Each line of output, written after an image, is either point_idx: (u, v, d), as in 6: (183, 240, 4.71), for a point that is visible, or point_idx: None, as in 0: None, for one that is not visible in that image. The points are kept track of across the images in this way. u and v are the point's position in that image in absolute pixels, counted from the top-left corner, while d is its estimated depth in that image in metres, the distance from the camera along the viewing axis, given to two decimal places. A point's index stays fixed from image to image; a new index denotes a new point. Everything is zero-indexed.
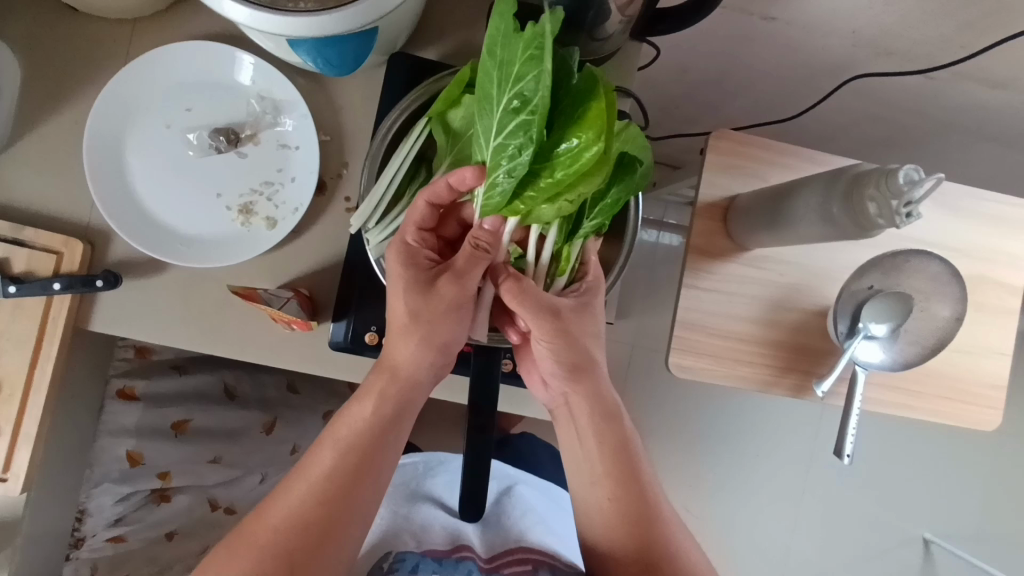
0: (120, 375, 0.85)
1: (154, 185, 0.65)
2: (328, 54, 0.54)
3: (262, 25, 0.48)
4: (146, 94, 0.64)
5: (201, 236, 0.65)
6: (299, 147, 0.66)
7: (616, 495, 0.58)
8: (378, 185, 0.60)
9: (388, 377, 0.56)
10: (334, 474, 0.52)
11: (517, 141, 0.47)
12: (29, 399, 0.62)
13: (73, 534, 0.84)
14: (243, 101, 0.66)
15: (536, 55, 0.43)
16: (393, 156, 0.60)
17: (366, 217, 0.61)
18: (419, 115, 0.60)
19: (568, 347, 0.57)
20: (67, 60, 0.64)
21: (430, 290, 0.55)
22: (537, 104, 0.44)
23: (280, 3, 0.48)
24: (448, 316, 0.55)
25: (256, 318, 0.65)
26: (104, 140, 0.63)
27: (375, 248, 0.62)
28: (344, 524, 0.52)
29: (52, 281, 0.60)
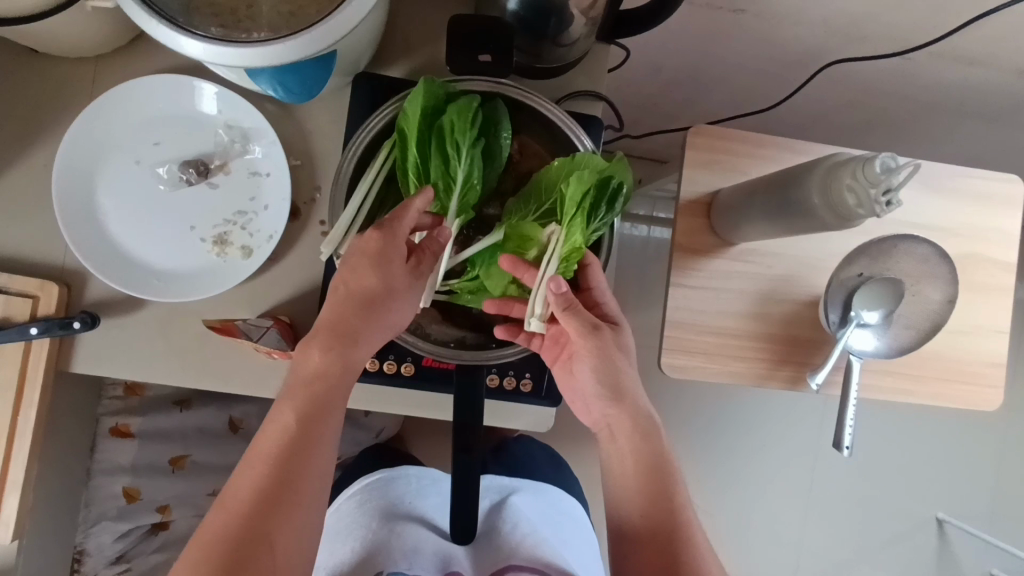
0: (112, 414, 0.84)
1: (127, 222, 0.64)
2: (289, 82, 0.53)
3: (218, 58, 0.48)
4: (115, 132, 0.64)
5: (177, 271, 0.65)
6: (270, 174, 0.66)
7: (652, 510, 0.57)
8: (350, 208, 0.58)
9: (345, 345, 0.53)
10: (293, 447, 0.49)
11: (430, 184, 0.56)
12: (15, 447, 0.61)
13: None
14: (212, 131, 0.65)
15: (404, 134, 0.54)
16: (363, 179, 0.59)
17: (337, 242, 0.58)
18: (385, 136, 0.59)
19: (606, 366, 0.58)
20: (32, 102, 0.64)
21: (396, 274, 0.53)
22: (412, 166, 0.55)
23: (235, 36, 0.48)
24: (403, 296, 0.55)
25: (239, 350, 0.65)
26: (75, 179, 0.63)
27: None
28: (310, 493, 0.49)
29: (29, 325, 0.59)
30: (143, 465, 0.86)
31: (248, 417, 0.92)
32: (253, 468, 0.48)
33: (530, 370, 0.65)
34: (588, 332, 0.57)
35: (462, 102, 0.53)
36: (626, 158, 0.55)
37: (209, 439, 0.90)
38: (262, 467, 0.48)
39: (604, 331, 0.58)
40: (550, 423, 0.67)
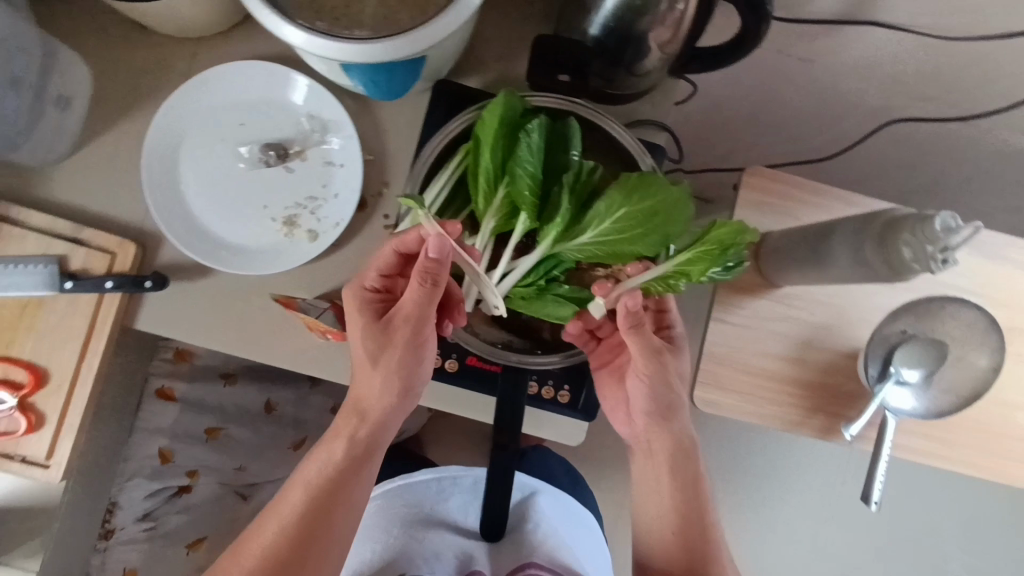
0: (162, 375, 0.88)
1: (205, 194, 0.68)
2: (378, 81, 0.57)
3: (317, 49, 0.51)
4: (206, 109, 0.68)
5: (245, 245, 0.68)
6: (343, 165, 0.69)
7: (682, 534, 0.60)
8: (422, 205, 0.60)
9: (356, 420, 0.59)
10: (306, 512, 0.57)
11: (498, 192, 0.58)
12: (75, 392, 0.65)
13: (104, 525, 0.87)
14: (294, 119, 0.69)
15: (481, 142, 0.57)
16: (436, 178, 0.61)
17: (405, 235, 0.61)
18: (461, 140, 0.62)
19: (662, 388, 0.60)
20: (134, 74, 0.69)
21: (384, 333, 0.57)
22: (483, 174, 0.57)
23: (334, 31, 0.52)
24: (406, 360, 0.58)
25: (292, 329, 0.68)
26: (164, 149, 0.67)
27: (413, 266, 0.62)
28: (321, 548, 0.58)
29: (105, 279, 0.64)
30: (181, 430, 0.89)
31: (283, 400, 0.95)
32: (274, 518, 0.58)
33: (569, 381, 0.67)
34: (651, 352, 0.58)
35: (535, 126, 0.55)
36: (689, 190, 0.53)
37: (243, 413, 0.93)
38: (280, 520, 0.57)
39: (665, 355, 0.59)
40: (580, 437, 0.69)
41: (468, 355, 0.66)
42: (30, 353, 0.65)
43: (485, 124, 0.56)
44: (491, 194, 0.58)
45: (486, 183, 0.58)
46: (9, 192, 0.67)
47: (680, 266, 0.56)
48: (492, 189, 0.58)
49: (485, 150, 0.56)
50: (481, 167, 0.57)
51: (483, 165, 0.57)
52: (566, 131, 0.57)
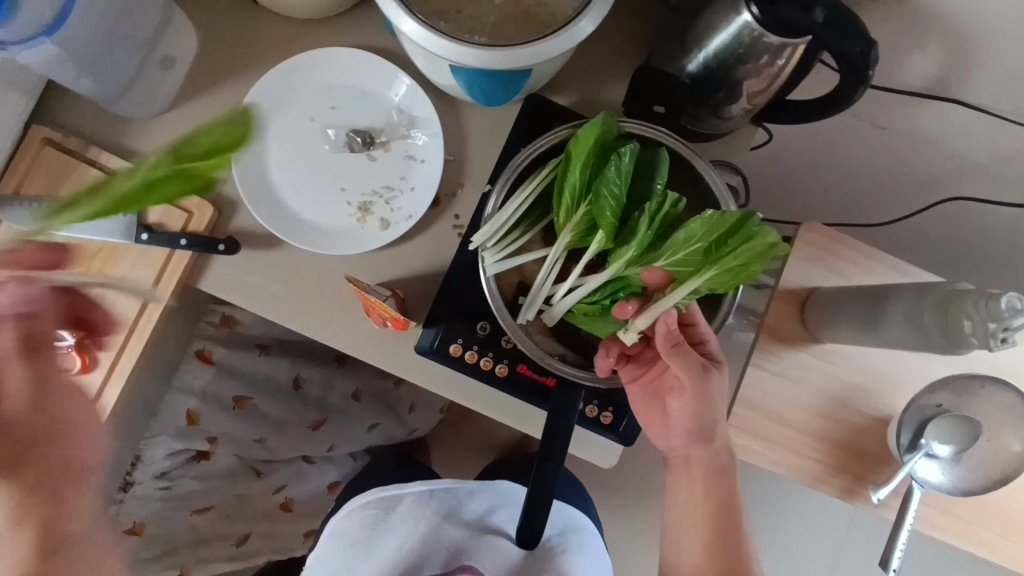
0: (206, 338, 0.88)
1: (287, 169, 0.70)
2: (480, 84, 0.58)
3: (429, 45, 0.53)
4: (302, 88, 0.70)
5: (318, 224, 0.70)
6: (424, 160, 0.71)
7: (715, 552, 0.64)
8: (507, 209, 0.62)
9: (46, 520, 0.48)
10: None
11: (579, 208, 0.59)
12: (131, 341, 0.66)
13: (124, 478, 0.87)
14: (384, 109, 0.71)
15: (573, 156, 0.58)
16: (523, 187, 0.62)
17: (487, 236, 0.62)
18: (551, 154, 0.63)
19: (705, 406, 0.61)
20: (237, 44, 0.71)
21: (30, 407, 0.48)
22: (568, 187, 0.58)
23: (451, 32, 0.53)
24: (60, 440, 0.49)
25: (350, 311, 0.69)
26: (256, 120, 0.69)
27: (489, 268, 0.62)
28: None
29: (180, 237, 0.66)
30: (213, 394, 0.89)
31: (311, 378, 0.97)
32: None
33: (612, 404, 0.67)
34: (694, 371, 0.60)
35: (627, 151, 0.56)
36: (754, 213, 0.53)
37: (272, 388, 0.94)
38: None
39: (710, 374, 0.61)
40: (613, 460, 0.69)
41: (519, 362, 0.66)
42: (94, 297, 0.66)
43: (580, 140, 0.57)
44: (573, 208, 0.59)
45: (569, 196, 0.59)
46: (99, 140, 0.69)
47: (709, 285, 0.54)
48: (573, 204, 0.59)
49: (576, 165, 0.57)
50: (567, 180, 0.58)
51: (569, 179, 0.58)
52: (657, 161, 0.59)
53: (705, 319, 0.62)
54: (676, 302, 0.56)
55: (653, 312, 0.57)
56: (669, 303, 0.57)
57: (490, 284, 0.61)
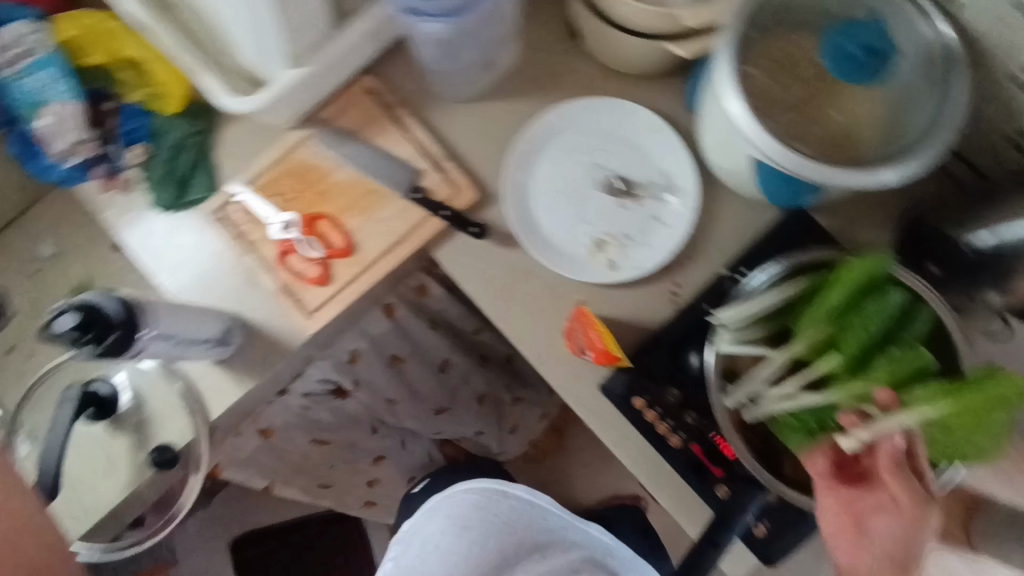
0: (397, 299, 0.92)
1: (549, 186, 0.76)
2: (766, 176, 0.63)
3: (741, 121, 0.58)
4: (591, 123, 0.76)
5: (555, 242, 0.75)
6: (670, 226, 0.75)
7: None
8: (759, 301, 0.64)
9: None
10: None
11: (822, 325, 0.61)
12: (366, 276, 0.73)
13: (283, 385, 0.92)
14: (653, 168, 0.76)
15: (835, 278, 0.61)
16: (778, 287, 0.64)
17: (733, 317, 0.64)
18: (811, 267, 0.65)
19: (915, 543, 0.55)
20: (549, 68, 0.77)
21: None
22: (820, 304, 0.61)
23: (761, 120, 0.59)
24: None
25: (551, 328, 0.74)
26: (541, 137, 0.76)
27: (717, 347, 0.65)
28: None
29: (444, 209, 0.73)
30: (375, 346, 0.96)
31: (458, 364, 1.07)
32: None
33: (769, 518, 0.67)
34: (914, 500, 0.55)
35: (891, 296, 0.59)
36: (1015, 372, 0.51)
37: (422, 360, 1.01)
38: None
39: (929, 508, 0.56)
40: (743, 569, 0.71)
41: (694, 441, 0.70)
42: (353, 227, 0.74)
43: (848, 267, 0.60)
44: (815, 324, 0.61)
45: (817, 312, 0.61)
46: (409, 102, 0.76)
47: (942, 417, 0.52)
48: (817, 319, 0.61)
49: (836, 286, 0.60)
50: (821, 297, 0.61)
51: (823, 297, 0.61)
52: (913, 313, 0.61)
53: (928, 451, 0.56)
54: (899, 424, 0.54)
55: (874, 427, 0.56)
56: (894, 421, 0.55)
57: (715, 363, 0.64)
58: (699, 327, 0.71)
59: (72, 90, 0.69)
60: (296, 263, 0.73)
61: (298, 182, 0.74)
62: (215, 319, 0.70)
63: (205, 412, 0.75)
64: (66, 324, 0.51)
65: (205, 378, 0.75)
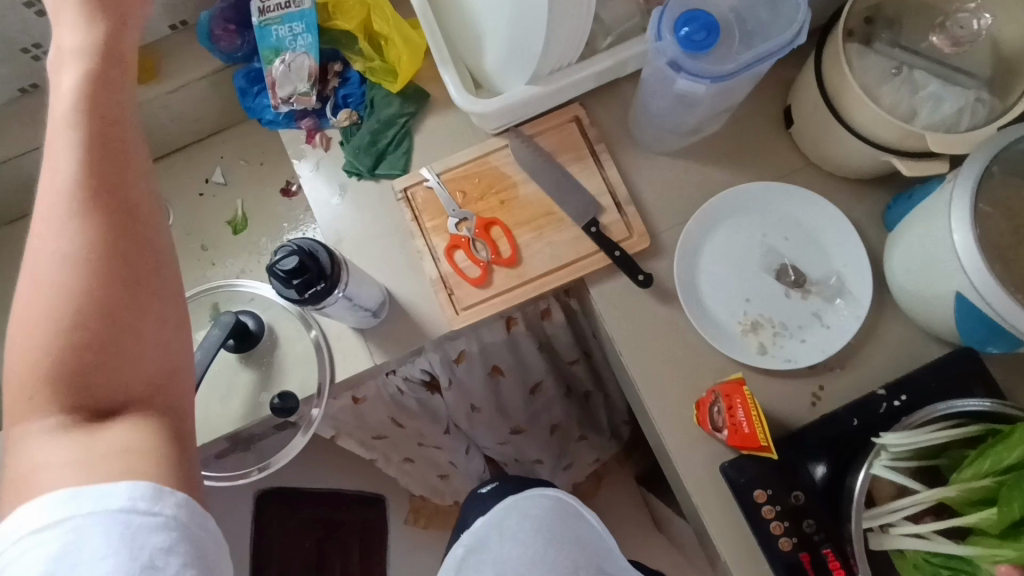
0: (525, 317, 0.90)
1: (718, 254, 0.76)
2: (964, 311, 0.62)
3: (963, 250, 0.59)
4: (776, 206, 0.77)
5: (711, 310, 0.75)
6: (829, 327, 0.74)
7: None
8: (926, 435, 0.62)
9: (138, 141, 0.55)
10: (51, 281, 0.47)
11: (983, 478, 0.59)
12: (522, 291, 0.74)
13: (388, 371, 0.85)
14: (826, 267, 0.76)
15: (1009, 436, 0.58)
16: (945, 427, 0.63)
17: (897, 443, 0.63)
18: (985, 415, 0.63)
19: None
20: (747, 146, 0.80)
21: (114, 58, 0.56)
22: (984, 456, 0.59)
23: (986, 256, 0.58)
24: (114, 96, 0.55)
25: (684, 392, 0.74)
26: (724, 205, 0.77)
27: (872, 467, 0.64)
28: (126, 207, 0.52)
29: (617, 249, 0.74)
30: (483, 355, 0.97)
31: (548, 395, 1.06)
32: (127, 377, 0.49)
33: None
34: None
35: None
36: None
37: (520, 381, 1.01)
38: (52, 330, 0.47)
39: None
40: None
41: (805, 550, 0.66)
42: (523, 241, 0.75)
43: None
44: (976, 475, 0.59)
45: (980, 464, 0.59)
46: (606, 140, 0.79)
47: None
48: (979, 471, 0.59)
49: (1006, 443, 0.58)
50: (988, 450, 0.59)
51: (990, 450, 0.59)
52: None
53: None
54: None
55: None
56: None
57: (863, 479, 0.64)
58: (841, 437, 0.69)
59: (312, 46, 0.78)
60: (459, 259, 0.74)
61: (487, 185, 0.76)
62: (375, 286, 0.70)
63: (329, 372, 0.75)
64: (286, 264, 0.55)
65: (338, 342, 0.75)
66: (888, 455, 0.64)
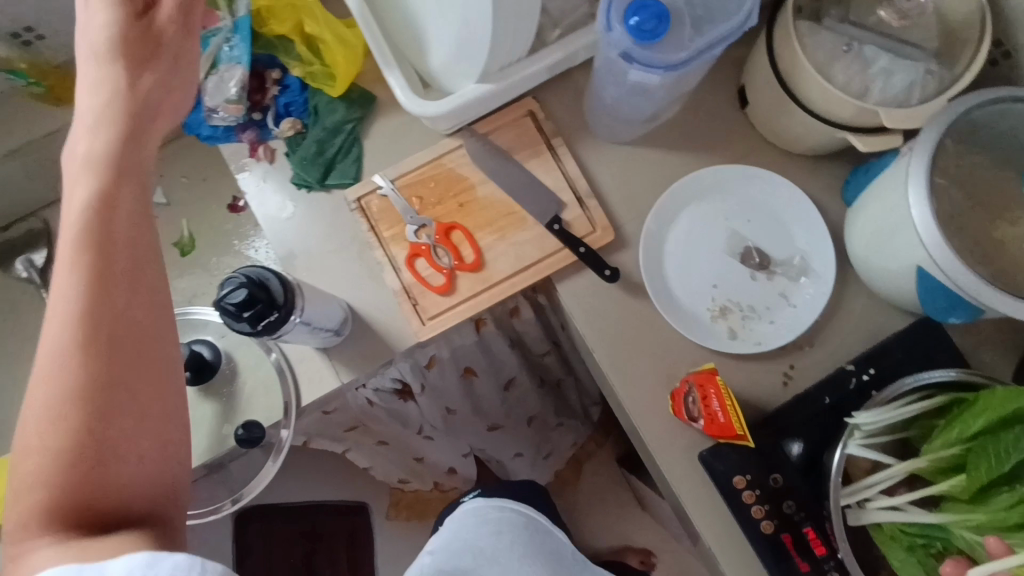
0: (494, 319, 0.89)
1: (682, 242, 0.75)
2: (926, 285, 0.63)
3: (922, 227, 0.59)
4: (736, 189, 0.76)
5: (679, 299, 0.74)
6: (795, 306, 0.74)
7: None
8: (898, 411, 0.63)
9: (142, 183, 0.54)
10: (67, 318, 0.47)
11: (952, 448, 0.60)
12: (488, 295, 0.72)
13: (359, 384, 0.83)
14: (789, 247, 0.76)
15: (974, 405, 0.59)
16: (914, 400, 0.64)
17: (870, 420, 0.63)
18: (948, 384, 0.64)
19: None
20: (704, 129, 0.79)
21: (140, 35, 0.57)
22: (951, 428, 0.61)
23: (945, 231, 0.59)
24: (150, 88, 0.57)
25: (658, 383, 0.73)
26: (685, 191, 0.76)
27: (848, 446, 0.65)
28: (128, 263, 0.51)
29: (581, 245, 0.72)
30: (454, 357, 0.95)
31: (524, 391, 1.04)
32: (131, 412, 0.48)
33: None
34: None
35: None
36: None
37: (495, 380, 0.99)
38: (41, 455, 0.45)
39: None
40: None
41: (787, 531, 0.67)
42: (485, 244, 0.73)
43: (988, 395, 0.58)
44: (945, 446, 0.61)
45: (949, 435, 0.61)
46: (562, 132, 0.77)
47: None
48: (947, 442, 0.61)
49: (970, 413, 0.59)
50: (955, 421, 0.60)
51: (956, 421, 0.60)
52: None
53: None
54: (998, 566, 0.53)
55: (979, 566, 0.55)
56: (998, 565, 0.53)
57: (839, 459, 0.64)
58: (817, 416, 0.69)
59: (244, 54, 0.73)
60: (422, 267, 0.72)
61: (444, 189, 0.74)
62: (336, 305, 0.68)
63: (295, 395, 0.72)
64: (235, 298, 0.53)
65: (302, 363, 0.72)
66: (862, 433, 0.65)
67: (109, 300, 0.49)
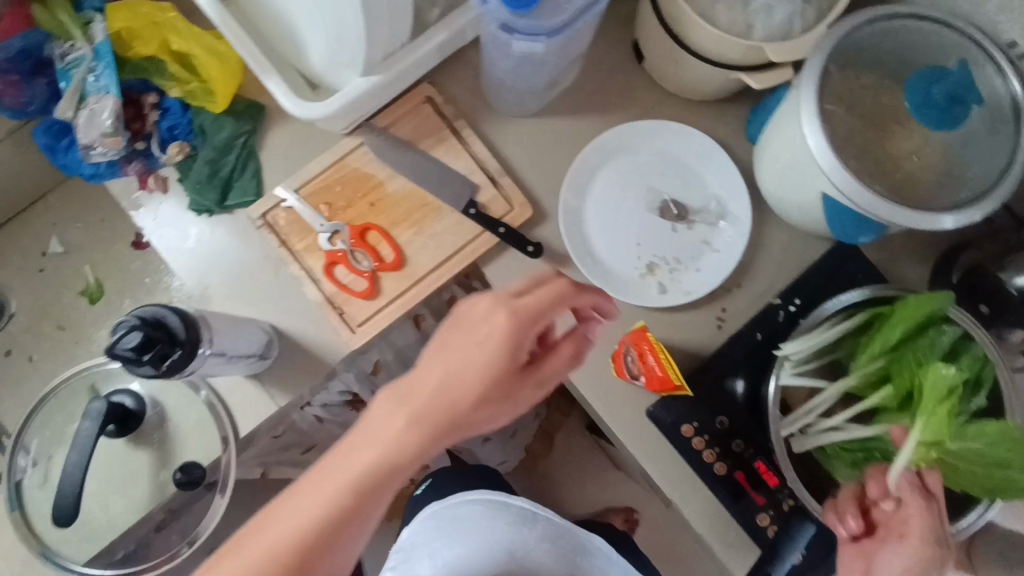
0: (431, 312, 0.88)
1: (601, 205, 0.75)
2: (833, 209, 0.64)
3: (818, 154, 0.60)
4: (645, 144, 0.77)
5: (606, 262, 0.75)
6: (718, 251, 0.75)
7: None
8: (822, 335, 0.66)
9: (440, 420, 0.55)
10: (305, 528, 0.51)
11: (877, 361, 0.63)
12: (415, 291, 0.71)
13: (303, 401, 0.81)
14: (704, 194, 0.77)
15: (896, 318, 0.61)
16: (837, 323, 0.66)
17: (797, 350, 0.66)
18: (867, 304, 0.67)
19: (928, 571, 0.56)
20: (606, 89, 0.78)
21: (519, 379, 0.59)
22: (876, 342, 0.63)
23: (840, 156, 0.60)
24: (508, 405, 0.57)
25: (597, 349, 0.74)
26: (595, 154, 0.76)
27: (781, 377, 0.67)
28: (380, 457, 0.54)
29: (501, 225, 0.71)
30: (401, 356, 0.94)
31: None
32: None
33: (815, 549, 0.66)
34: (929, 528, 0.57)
35: (947, 334, 0.61)
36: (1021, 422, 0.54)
37: None
38: None
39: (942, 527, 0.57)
40: None
41: (739, 469, 0.68)
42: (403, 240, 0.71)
43: (907, 306, 0.61)
44: (871, 361, 0.63)
45: (873, 349, 0.63)
46: (464, 114, 0.76)
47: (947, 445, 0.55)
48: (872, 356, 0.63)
49: (892, 325, 0.61)
50: (878, 334, 0.63)
51: (880, 334, 0.62)
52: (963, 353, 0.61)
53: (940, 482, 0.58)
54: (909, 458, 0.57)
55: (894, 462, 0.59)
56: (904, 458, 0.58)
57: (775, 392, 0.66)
58: (751, 355, 0.71)
59: (112, 84, 0.69)
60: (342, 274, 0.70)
61: (352, 191, 0.72)
62: (254, 329, 0.66)
63: (234, 427, 0.70)
64: (129, 341, 0.53)
65: (236, 394, 0.71)
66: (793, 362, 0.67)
67: (353, 513, 0.53)
